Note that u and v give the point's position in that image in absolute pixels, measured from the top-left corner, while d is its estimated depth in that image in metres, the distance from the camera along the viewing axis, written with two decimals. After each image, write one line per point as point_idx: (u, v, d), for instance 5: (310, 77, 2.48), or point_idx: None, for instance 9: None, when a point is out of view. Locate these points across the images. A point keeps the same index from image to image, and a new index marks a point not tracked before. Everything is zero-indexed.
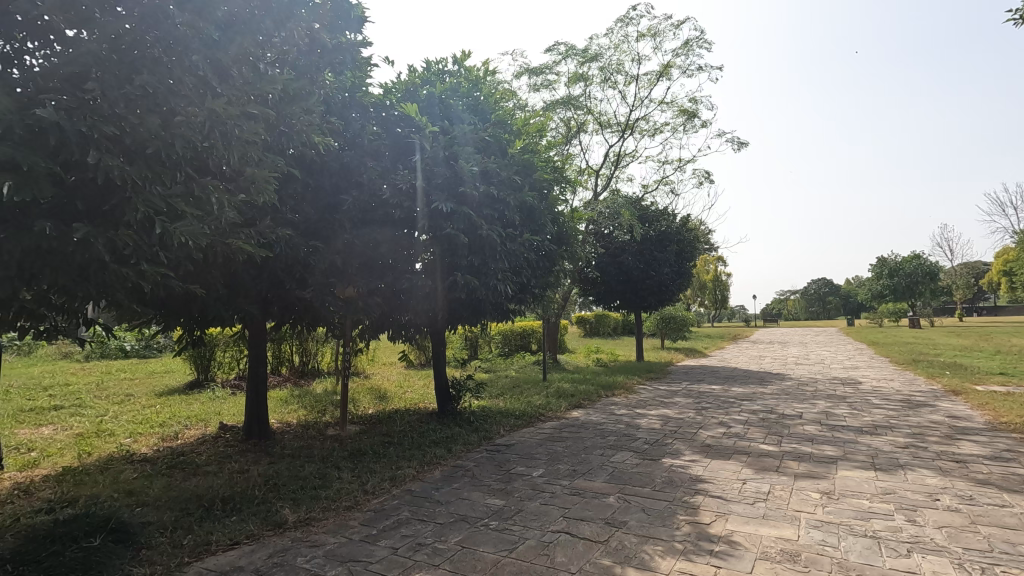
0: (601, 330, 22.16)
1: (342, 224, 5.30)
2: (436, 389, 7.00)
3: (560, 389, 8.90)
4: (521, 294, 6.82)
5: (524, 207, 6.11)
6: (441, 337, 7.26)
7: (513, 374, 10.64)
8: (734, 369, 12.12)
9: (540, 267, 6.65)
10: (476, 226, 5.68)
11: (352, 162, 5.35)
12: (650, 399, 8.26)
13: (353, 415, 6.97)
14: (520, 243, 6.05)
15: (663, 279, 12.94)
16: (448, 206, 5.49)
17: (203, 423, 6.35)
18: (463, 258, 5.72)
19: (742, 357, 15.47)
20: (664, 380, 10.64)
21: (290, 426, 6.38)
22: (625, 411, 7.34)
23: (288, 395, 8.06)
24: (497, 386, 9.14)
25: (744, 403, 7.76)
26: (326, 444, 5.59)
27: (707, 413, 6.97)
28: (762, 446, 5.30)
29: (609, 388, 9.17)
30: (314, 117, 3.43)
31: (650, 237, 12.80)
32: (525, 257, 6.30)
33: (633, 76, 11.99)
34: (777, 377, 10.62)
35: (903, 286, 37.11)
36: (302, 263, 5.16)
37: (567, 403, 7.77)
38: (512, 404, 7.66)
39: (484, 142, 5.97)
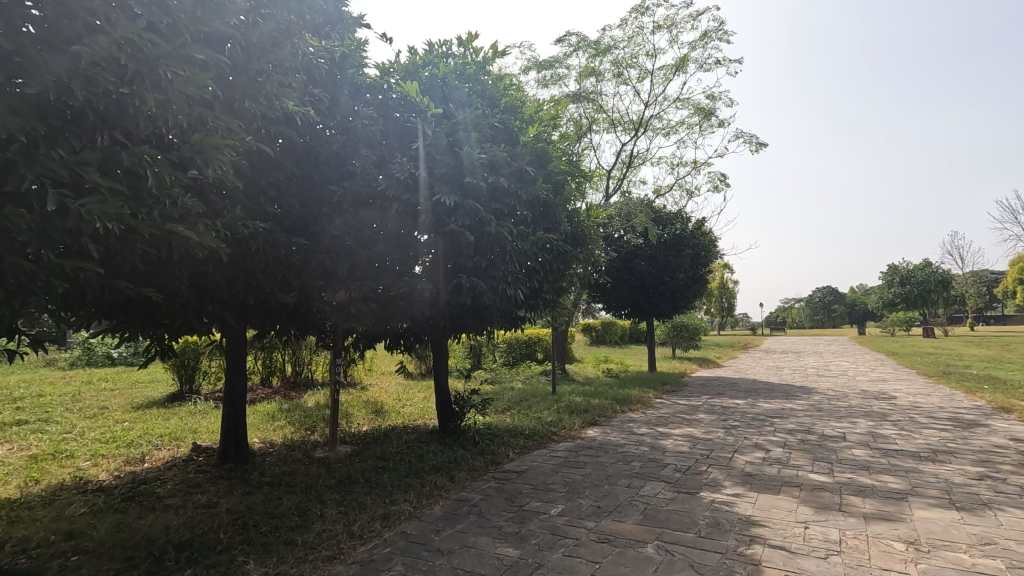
0: (608, 338, 21.49)
1: (331, 220, 4.65)
2: (437, 405, 6.31)
3: (571, 404, 8.20)
4: (532, 299, 6.16)
5: (538, 202, 5.47)
6: (442, 347, 6.58)
7: (519, 386, 9.93)
8: (753, 381, 11.41)
9: (554, 269, 5.99)
10: (483, 222, 5.04)
11: (344, 149, 4.71)
12: (671, 416, 7.56)
13: (344, 434, 6.29)
14: (534, 242, 5.40)
15: (678, 285, 12.26)
16: (453, 199, 4.85)
17: (176, 443, 5.66)
18: (469, 258, 5.08)
19: (759, 368, 14.76)
20: (681, 393, 9.94)
21: (273, 447, 5.70)
22: (646, 430, 6.64)
23: (275, 411, 7.38)
24: (503, 400, 8.44)
25: (776, 421, 7.04)
26: (311, 470, 4.90)
27: (738, 434, 6.26)
28: (812, 476, 4.59)
29: (625, 403, 8.47)
30: (286, 78, 2.79)
31: (664, 240, 12.20)
32: (537, 258, 5.64)
33: (648, 71, 11.39)
34: (802, 391, 9.92)
35: (915, 294, 36.33)
36: (285, 263, 4.52)
37: (581, 420, 7.07)
38: (520, 421, 6.96)
39: (493, 129, 5.35)
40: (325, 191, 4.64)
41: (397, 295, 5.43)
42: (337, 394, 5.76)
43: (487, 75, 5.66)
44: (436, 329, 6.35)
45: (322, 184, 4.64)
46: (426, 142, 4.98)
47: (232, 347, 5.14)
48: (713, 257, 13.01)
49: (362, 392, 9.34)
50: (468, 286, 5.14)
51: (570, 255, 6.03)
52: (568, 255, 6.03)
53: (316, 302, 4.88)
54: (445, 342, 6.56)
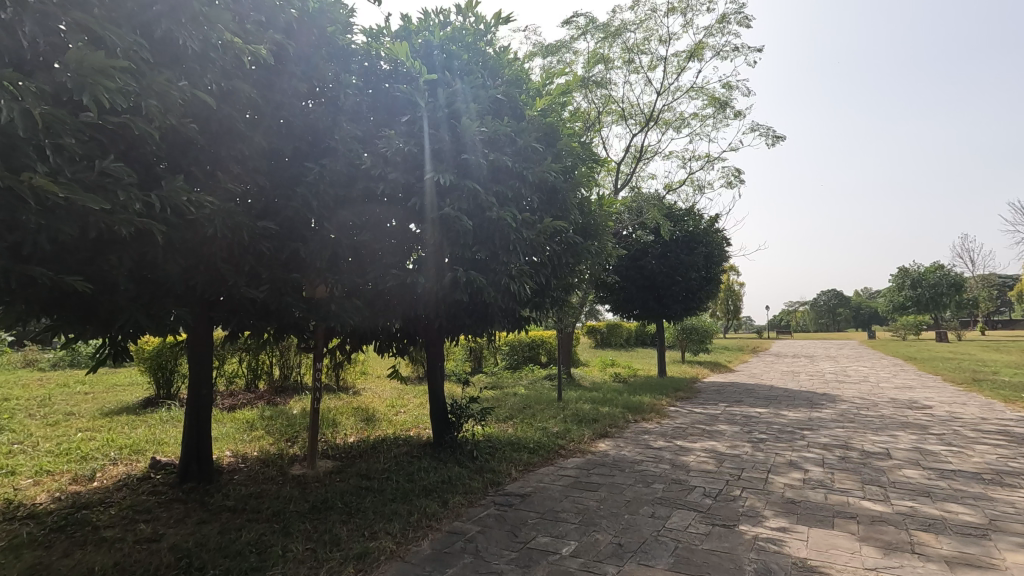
0: (613, 340, 20.77)
1: (308, 203, 4.01)
2: (432, 415, 5.66)
3: (579, 412, 7.52)
4: (538, 297, 5.50)
5: (547, 185, 4.83)
6: (438, 351, 5.93)
7: (522, 392, 9.25)
8: (771, 388, 10.71)
9: (565, 263, 5.34)
10: (484, 206, 4.43)
11: (322, 121, 4.09)
12: (689, 427, 6.88)
13: (328, 447, 5.63)
14: (542, 231, 4.76)
15: (691, 285, 11.58)
16: (449, 178, 4.22)
17: (135, 457, 5.02)
18: (468, 249, 4.43)
19: (773, 373, 14.05)
20: (696, 400, 9.25)
21: (244, 462, 5.05)
22: (664, 444, 5.96)
23: (256, 419, 6.73)
24: (505, 408, 7.77)
25: (808, 434, 6.35)
26: (283, 491, 4.26)
27: (769, 449, 5.58)
28: (868, 504, 3.92)
29: (637, 411, 7.78)
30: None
31: (676, 238, 11.53)
32: (544, 249, 5.00)
33: (661, 58, 10.75)
34: (827, 399, 9.22)
35: (927, 297, 35.53)
36: (251, 253, 3.90)
37: (591, 432, 6.40)
38: (523, 432, 6.30)
39: (496, 102, 4.72)
40: (300, 169, 4.01)
41: (386, 290, 4.79)
42: (317, 402, 5.10)
43: (490, 43, 5.03)
44: (431, 330, 5.69)
45: (296, 161, 4.02)
46: (419, 114, 4.34)
47: (195, 351, 4.48)
48: (727, 256, 12.33)
49: (353, 398, 8.67)
50: (467, 282, 4.50)
51: (581, 247, 5.38)
52: (580, 248, 5.38)
53: (290, 300, 4.24)
54: (440, 345, 5.90)
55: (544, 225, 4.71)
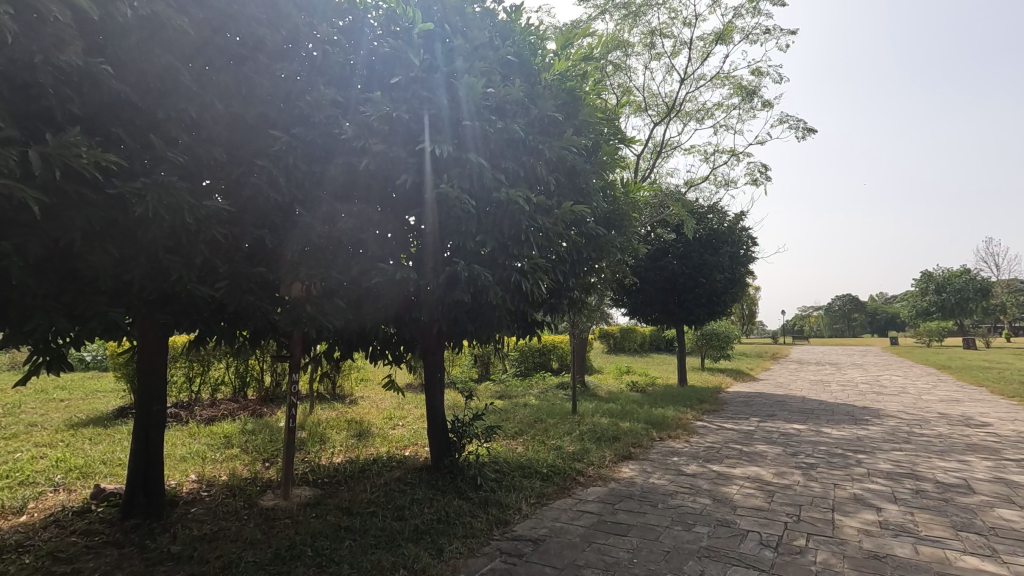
0: (627, 345, 19.98)
1: (273, 180, 3.30)
2: (429, 434, 4.90)
3: (597, 429, 6.72)
4: (553, 298, 4.71)
5: (566, 164, 4.05)
6: (438, 361, 5.16)
7: (533, 403, 8.47)
8: (804, 400, 9.83)
9: (585, 257, 4.55)
10: (489, 186, 3.69)
11: (295, 83, 3.37)
12: (722, 448, 6.05)
13: (310, 469, 4.89)
14: (560, 218, 3.98)
15: (716, 288, 10.74)
16: (446, 150, 3.48)
17: (82, 481, 4.30)
18: (471, 238, 3.67)
19: (801, 382, 13.16)
20: (724, 413, 8.41)
21: (208, 490, 4.29)
22: (699, 469, 5.15)
23: (235, 434, 6.01)
24: (513, 422, 6.99)
25: (864, 458, 5.50)
26: (244, 531, 3.51)
27: (825, 479, 4.74)
28: (975, 562, 3.08)
29: (662, 427, 6.97)
30: None
31: (700, 236, 10.72)
32: (563, 241, 4.22)
33: (684, 43, 9.96)
34: (870, 413, 8.34)
35: (952, 302, 34.27)
36: (204, 241, 3.17)
37: (612, 454, 5.59)
38: (535, 452, 5.52)
39: (506, 62, 3.95)
40: (265, 139, 3.29)
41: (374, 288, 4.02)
42: (294, 420, 4.34)
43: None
44: (430, 336, 4.92)
45: (260, 130, 3.30)
46: (412, 74, 3.59)
47: (145, 362, 3.74)
48: (753, 256, 11.49)
49: (348, 409, 7.93)
50: (470, 278, 3.71)
51: (604, 240, 4.59)
52: (603, 241, 4.59)
53: (255, 301, 3.48)
54: (441, 353, 5.14)
55: (563, 211, 3.93)
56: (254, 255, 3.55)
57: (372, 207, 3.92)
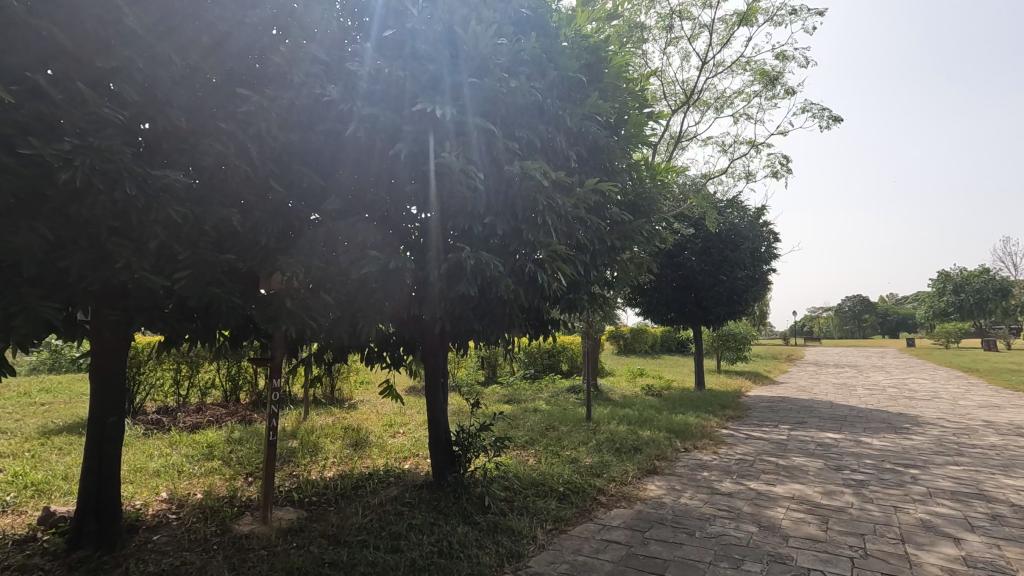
0: (638, 346, 19.40)
1: (243, 147, 2.76)
2: (431, 448, 4.35)
3: (615, 438, 6.14)
4: (572, 293, 4.14)
5: (588, 136, 3.50)
6: (442, 366, 4.60)
7: (543, 409, 7.89)
8: (833, 405, 9.20)
9: (609, 245, 3.99)
10: (499, 159, 3.14)
11: (268, 34, 2.84)
12: (756, 461, 5.44)
13: (296, 486, 4.35)
14: (583, 198, 3.42)
15: (737, 286, 10.13)
16: (447, 113, 2.91)
17: (36, 500, 3.78)
18: (478, 220, 3.10)
19: (823, 386, 12.53)
20: (749, 420, 7.82)
21: (176, 513, 3.74)
22: (735, 487, 4.56)
23: (218, 443, 5.49)
24: (523, 431, 6.41)
25: (920, 474, 4.89)
26: (210, 567, 2.96)
27: (883, 501, 4.15)
28: None
29: (687, 436, 6.38)
30: None
31: (720, 231, 10.12)
32: (584, 225, 3.65)
33: (704, 25, 9.36)
34: (908, 421, 7.72)
35: (971, 303, 33.41)
36: (158, 220, 2.63)
37: (635, 468, 5.01)
38: (549, 466, 4.96)
39: (519, 16, 3.39)
40: (232, 99, 2.75)
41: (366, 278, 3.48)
42: (275, 433, 3.79)
43: None
44: (432, 337, 4.37)
45: (227, 89, 2.76)
46: (408, 24, 3.04)
47: (99, 365, 3.19)
48: (776, 253, 10.86)
49: (345, 415, 7.38)
50: (476, 269, 3.13)
51: (630, 226, 4.02)
52: (629, 227, 4.03)
53: (223, 293, 2.93)
54: (445, 356, 4.58)
55: (587, 189, 3.35)
56: (223, 240, 3.01)
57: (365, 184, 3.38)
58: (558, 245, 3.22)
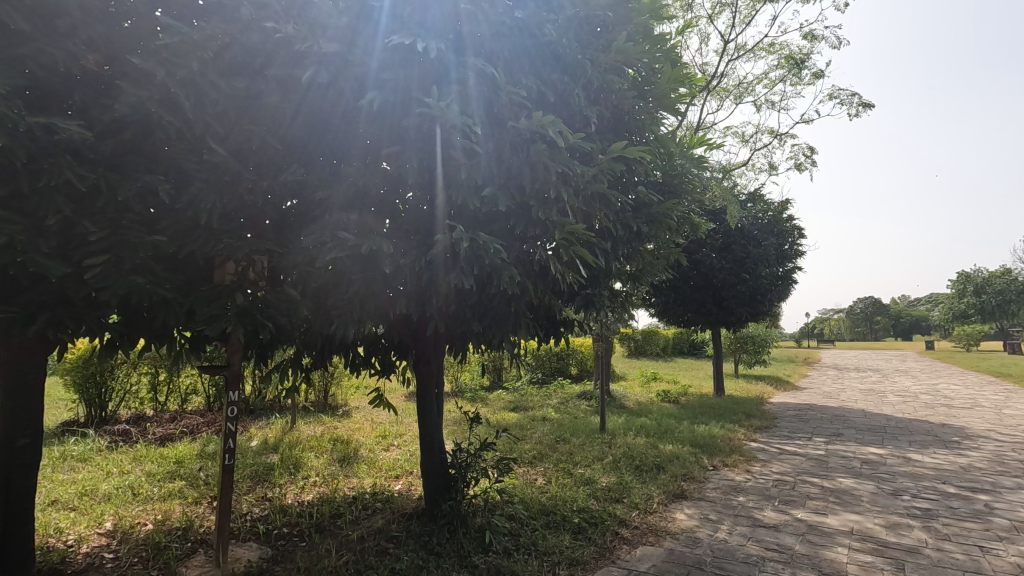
0: (649, 348, 18.67)
1: (171, 97, 2.17)
2: (423, 471, 3.73)
3: (633, 453, 5.47)
4: (590, 288, 3.49)
5: (612, 96, 2.87)
6: (438, 376, 3.97)
7: (553, 418, 7.22)
8: (867, 414, 8.47)
9: (635, 230, 3.34)
10: (502, 115, 2.51)
11: None
12: (798, 483, 4.76)
13: (265, 515, 3.73)
14: (606, 167, 2.75)
15: (760, 286, 9.44)
16: (433, 53, 2.27)
17: None
18: (475, 193, 2.45)
19: (850, 391, 11.77)
20: (778, 431, 7.12)
21: (114, 552, 3.13)
22: (779, 518, 3.89)
23: (187, 458, 4.88)
24: (531, 445, 5.73)
25: (994, 502, 4.20)
26: None
27: (963, 540, 3.47)
28: None
29: (714, 451, 5.70)
30: None
31: (741, 226, 9.45)
32: (608, 205, 2.99)
33: (725, 4, 8.67)
34: (956, 433, 6.99)
35: (992, 304, 32.38)
36: (52, 184, 2.01)
37: (660, 492, 4.34)
38: (560, 489, 4.31)
39: None
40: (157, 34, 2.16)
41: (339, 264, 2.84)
42: (231, 458, 3.05)
43: None
44: (425, 339, 3.72)
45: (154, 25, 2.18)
46: None
47: (10, 375, 2.58)
48: (801, 250, 10.14)
49: (335, 424, 6.75)
50: (473, 255, 2.49)
51: (658, 209, 3.37)
52: (659, 208, 3.37)
53: (148, 285, 2.30)
54: (441, 361, 3.93)
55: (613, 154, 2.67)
56: (155, 219, 2.41)
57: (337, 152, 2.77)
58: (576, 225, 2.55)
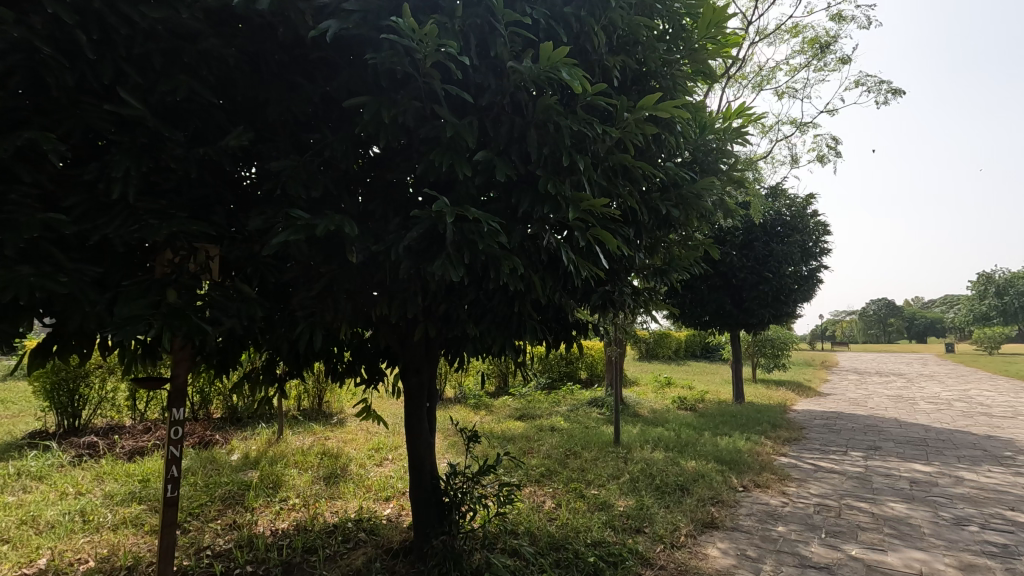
0: (661, 351, 18.00)
1: (68, 32, 1.70)
2: (412, 501, 3.21)
3: (653, 471, 4.89)
4: (609, 283, 2.94)
5: (636, 47, 2.37)
6: (432, 390, 3.42)
7: (561, 428, 6.66)
8: (902, 424, 7.84)
9: (663, 214, 2.79)
10: (501, 60, 1.96)
11: None
12: (843, 509, 4.16)
13: (227, 550, 3.20)
14: (634, 129, 2.18)
15: (784, 285, 8.80)
16: None
17: None
18: (464, 158, 1.90)
19: (878, 398, 11.08)
20: (809, 444, 6.51)
21: None
22: (828, 555, 3.31)
23: (153, 477, 4.37)
24: (539, 459, 5.17)
25: None
26: None
27: None
28: None
29: (743, 468, 5.10)
30: None
31: (763, 221, 8.85)
32: (635, 181, 2.43)
33: None
34: (1007, 448, 6.34)
35: (1016, 307, 31.33)
36: None
37: (687, 521, 3.77)
38: (570, 519, 3.74)
39: None
40: None
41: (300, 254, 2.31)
42: (172, 491, 2.51)
43: None
44: (414, 345, 3.17)
45: None
46: None
47: None
48: (827, 248, 9.51)
49: (327, 434, 6.23)
50: (465, 239, 1.94)
51: (691, 188, 2.82)
52: (690, 187, 2.82)
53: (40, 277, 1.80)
54: (435, 371, 3.39)
55: (644, 110, 2.12)
56: (59, 195, 1.91)
57: (299, 115, 2.27)
58: (598, 200, 1.99)
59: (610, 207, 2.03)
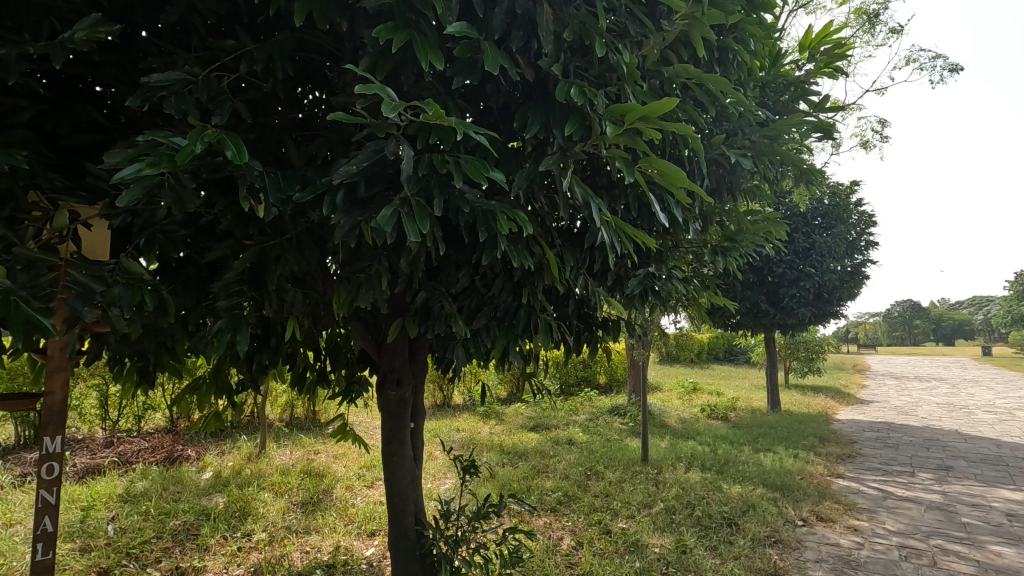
0: (683, 354, 17.06)
1: None
2: (392, 553, 2.49)
3: (691, 498, 4.09)
4: (650, 265, 2.19)
5: None
6: (419, 407, 2.69)
7: (580, 441, 5.87)
8: (967, 438, 6.92)
9: (728, 165, 2.03)
10: None
11: None
12: (936, 555, 3.33)
13: None
14: (704, 17, 1.42)
15: (827, 283, 7.90)
16: None
17: None
18: (433, 45, 1.16)
19: (927, 406, 10.10)
20: (867, 463, 5.65)
21: None
22: None
23: (96, 505, 3.68)
24: (555, 482, 4.39)
25: None
26: None
27: None
28: None
29: (800, 496, 4.28)
30: None
31: (802, 211, 8.02)
32: (702, 106, 1.68)
33: None
34: None
35: None
36: None
37: (743, 571, 2.98)
38: (594, 567, 2.96)
39: None
40: None
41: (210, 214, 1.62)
42: (49, 552, 1.81)
43: None
44: (393, 349, 2.44)
45: None
46: None
47: None
48: (874, 240, 8.59)
49: (316, 447, 5.53)
50: (432, 178, 1.19)
51: (766, 131, 2.07)
52: (764, 130, 2.07)
53: None
54: (421, 382, 2.65)
55: None
56: None
57: (209, 18, 1.58)
58: (660, 103, 1.15)
59: (676, 126, 1.25)
